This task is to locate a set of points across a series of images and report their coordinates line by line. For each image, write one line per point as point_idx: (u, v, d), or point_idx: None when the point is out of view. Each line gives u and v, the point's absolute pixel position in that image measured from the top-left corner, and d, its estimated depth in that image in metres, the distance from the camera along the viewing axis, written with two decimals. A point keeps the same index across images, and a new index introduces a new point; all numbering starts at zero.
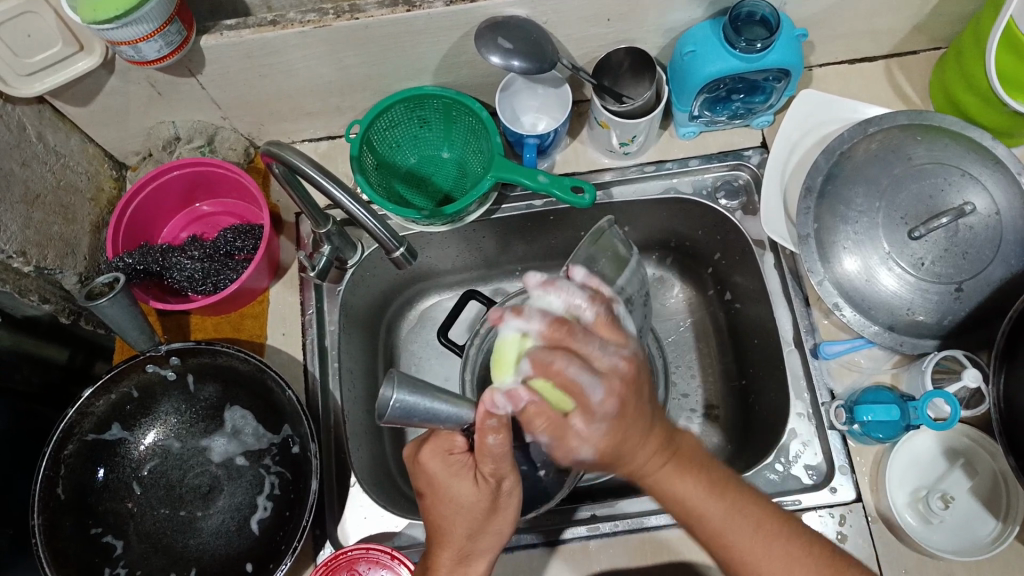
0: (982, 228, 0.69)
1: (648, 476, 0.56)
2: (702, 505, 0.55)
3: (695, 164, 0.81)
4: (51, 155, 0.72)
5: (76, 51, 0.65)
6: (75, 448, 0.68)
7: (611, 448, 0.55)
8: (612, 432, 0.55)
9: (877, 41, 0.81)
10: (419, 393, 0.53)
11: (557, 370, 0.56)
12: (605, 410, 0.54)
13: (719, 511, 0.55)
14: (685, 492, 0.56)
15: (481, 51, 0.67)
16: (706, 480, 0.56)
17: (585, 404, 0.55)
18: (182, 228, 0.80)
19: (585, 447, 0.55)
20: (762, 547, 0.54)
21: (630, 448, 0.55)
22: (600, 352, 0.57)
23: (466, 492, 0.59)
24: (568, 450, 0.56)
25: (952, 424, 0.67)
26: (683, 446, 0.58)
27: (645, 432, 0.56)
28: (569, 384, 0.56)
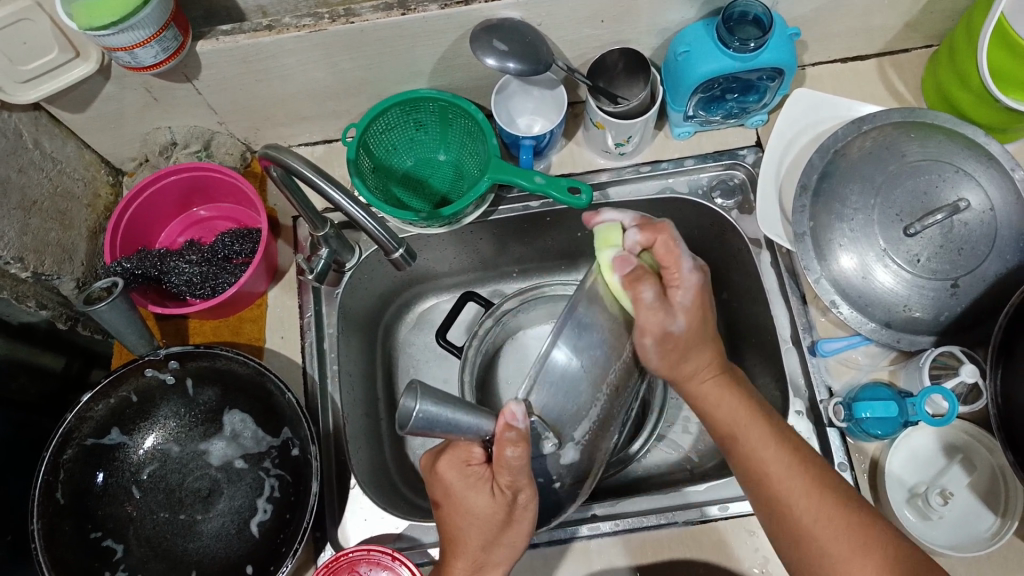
0: (978, 224, 0.69)
1: (696, 386, 0.62)
2: (746, 427, 0.60)
3: (691, 165, 0.81)
4: (47, 161, 0.73)
5: (72, 57, 0.65)
6: (74, 452, 0.68)
7: (696, 320, 0.59)
8: (693, 323, 0.59)
9: (868, 40, 0.81)
10: (442, 403, 0.53)
11: (662, 248, 0.58)
12: (693, 279, 0.59)
13: (768, 450, 0.59)
14: (731, 410, 0.61)
15: (476, 53, 0.68)
16: (757, 413, 0.61)
17: (676, 277, 0.58)
18: (179, 233, 0.80)
19: (677, 321, 0.58)
20: (792, 470, 0.58)
21: (701, 340, 0.60)
22: (689, 270, 0.58)
23: (483, 503, 0.59)
24: (660, 321, 0.57)
25: (950, 420, 0.67)
26: (733, 376, 0.64)
27: (707, 340, 0.61)
28: (669, 262, 0.58)
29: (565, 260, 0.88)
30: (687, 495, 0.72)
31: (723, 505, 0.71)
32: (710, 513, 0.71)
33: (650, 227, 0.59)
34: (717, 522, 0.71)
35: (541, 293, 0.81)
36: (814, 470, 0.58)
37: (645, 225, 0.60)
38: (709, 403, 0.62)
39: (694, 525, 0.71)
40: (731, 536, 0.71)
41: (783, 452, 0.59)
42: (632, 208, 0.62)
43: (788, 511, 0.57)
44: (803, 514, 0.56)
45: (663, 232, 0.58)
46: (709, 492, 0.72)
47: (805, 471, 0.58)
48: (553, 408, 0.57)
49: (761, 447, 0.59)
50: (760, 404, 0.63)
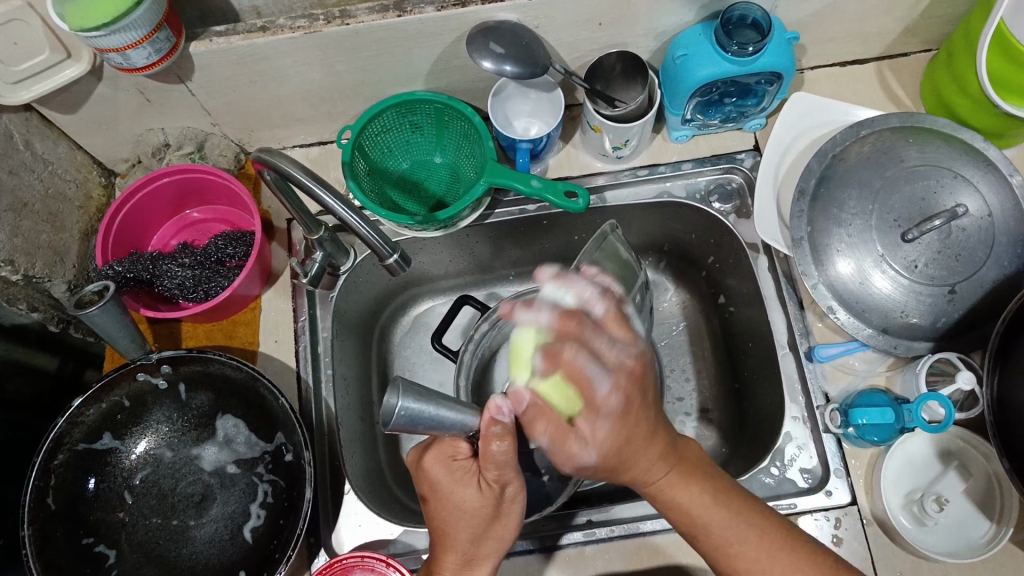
0: (975, 230, 0.69)
1: (648, 486, 0.58)
2: (708, 515, 0.57)
3: (688, 168, 0.81)
4: (39, 162, 0.72)
5: (63, 58, 0.64)
6: (65, 457, 0.67)
7: (613, 447, 0.57)
8: (613, 445, 0.57)
9: (867, 44, 0.81)
10: (426, 399, 0.53)
11: (569, 368, 0.61)
12: (610, 405, 0.58)
13: (723, 526, 0.56)
14: (691, 501, 0.57)
15: (473, 56, 0.68)
16: (712, 492, 0.58)
17: (592, 403, 0.59)
18: (173, 235, 0.79)
19: (588, 450, 0.58)
20: (768, 558, 0.55)
21: (639, 437, 0.58)
22: (608, 343, 0.62)
23: (470, 498, 0.59)
24: (569, 454, 0.58)
25: (946, 428, 0.68)
26: (686, 454, 0.60)
27: (642, 446, 0.58)
28: (581, 383, 0.60)
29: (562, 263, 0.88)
30: None
31: None
32: None
33: (555, 351, 0.62)
34: None
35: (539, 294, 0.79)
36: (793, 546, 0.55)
37: (568, 317, 0.63)
38: (665, 497, 0.58)
39: None
40: None
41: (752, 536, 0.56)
42: (582, 279, 0.65)
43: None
44: None
45: (566, 353, 0.61)
46: None
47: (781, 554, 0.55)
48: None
49: (726, 534, 0.56)
50: (722, 486, 0.59)
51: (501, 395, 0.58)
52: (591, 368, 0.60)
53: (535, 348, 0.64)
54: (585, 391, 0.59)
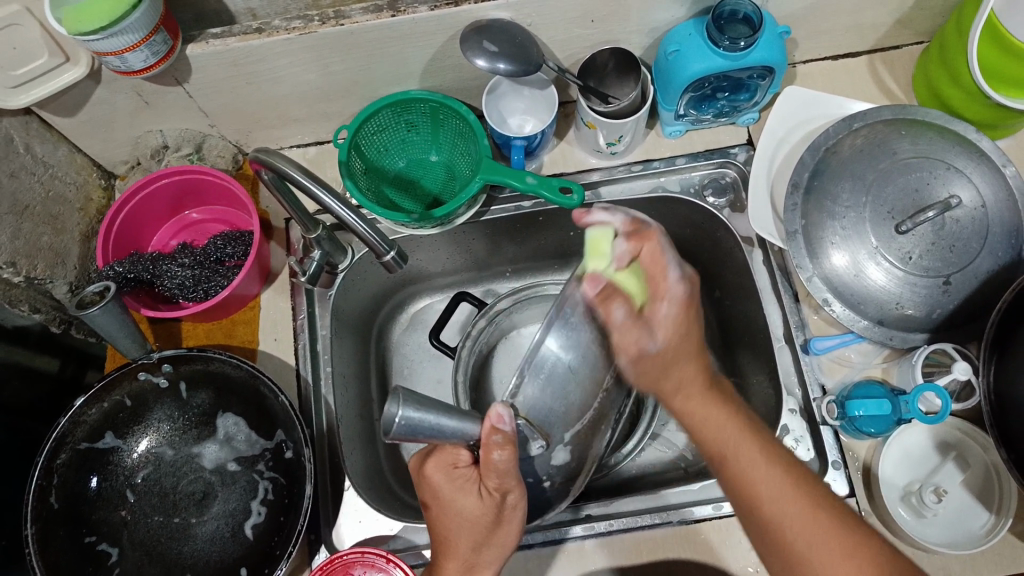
0: (969, 221, 0.70)
1: (684, 401, 0.62)
2: (740, 448, 0.58)
3: (683, 163, 0.81)
4: (39, 165, 0.73)
5: (62, 62, 0.65)
6: (67, 457, 0.68)
7: (675, 337, 0.60)
8: (672, 340, 0.60)
9: (859, 38, 0.81)
10: (425, 410, 0.53)
11: (648, 256, 0.61)
12: (678, 290, 0.60)
13: (750, 455, 0.58)
14: (723, 424, 0.60)
15: (466, 54, 0.68)
16: (747, 428, 0.60)
17: (661, 288, 0.60)
18: (172, 236, 0.80)
19: (655, 337, 0.60)
20: (788, 490, 0.56)
21: (681, 352, 0.61)
22: (674, 276, 0.60)
23: (472, 505, 0.60)
24: (636, 340, 0.59)
25: (943, 419, 0.67)
26: (722, 389, 0.63)
27: (692, 349, 0.61)
28: (653, 270, 0.61)
29: (558, 260, 0.88)
30: (682, 494, 0.72)
31: (717, 504, 0.71)
32: (703, 513, 0.71)
33: (638, 236, 0.61)
34: (709, 521, 0.71)
35: (534, 293, 0.81)
36: (805, 477, 0.58)
37: (634, 232, 0.61)
38: (698, 422, 0.61)
39: (688, 525, 0.71)
40: (725, 538, 0.71)
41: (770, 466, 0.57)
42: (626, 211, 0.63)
43: (773, 515, 0.56)
44: (800, 538, 0.54)
45: (650, 240, 0.60)
46: (702, 492, 0.72)
47: (791, 478, 0.57)
48: (542, 408, 0.59)
49: (751, 466, 0.57)
50: (752, 420, 0.61)
51: (504, 402, 0.58)
52: (669, 256, 0.60)
53: (615, 236, 0.61)
54: (652, 285, 0.61)
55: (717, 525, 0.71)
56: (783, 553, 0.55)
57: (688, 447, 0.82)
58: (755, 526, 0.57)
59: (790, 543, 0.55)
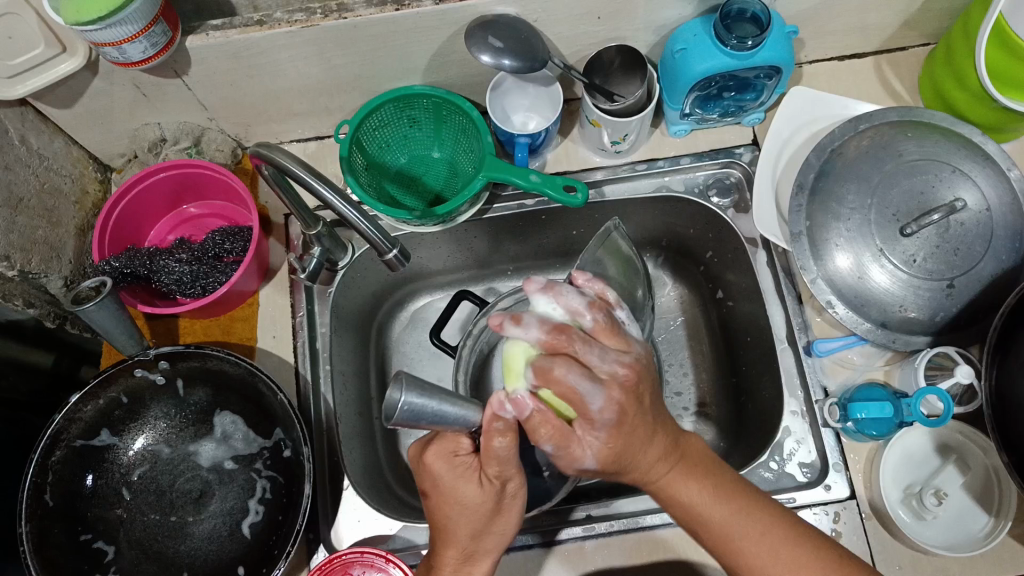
0: (974, 224, 0.69)
1: (654, 482, 0.58)
2: (719, 518, 0.56)
3: (687, 163, 0.80)
4: (34, 157, 0.71)
5: (59, 52, 0.64)
6: (63, 454, 0.67)
7: (613, 454, 0.56)
8: (609, 454, 0.55)
9: (866, 38, 0.81)
10: (427, 396, 0.51)
11: (561, 373, 0.53)
12: (603, 418, 0.54)
13: (727, 517, 0.56)
14: (693, 496, 0.57)
15: (471, 50, 0.67)
16: (719, 491, 0.57)
17: (589, 414, 0.54)
18: (170, 230, 0.79)
19: (589, 455, 0.56)
20: (774, 549, 0.54)
21: (636, 454, 0.56)
22: (598, 359, 0.55)
23: (473, 495, 0.58)
24: (574, 458, 0.56)
25: (945, 421, 0.67)
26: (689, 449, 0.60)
27: (644, 446, 0.56)
28: (571, 398, 0.54)
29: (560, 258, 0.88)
30: None
31: None
32: None
33: (561, 351, 0.54)
34: None
35: None
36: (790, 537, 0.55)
37: (554, 332, 0.55)
38: (670, 495, 0.58)
39: None
40: None
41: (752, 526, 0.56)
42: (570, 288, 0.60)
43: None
44: None
45: (556, 367, 0.53)
46: None
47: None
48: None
49: (733, 533, 0.55)
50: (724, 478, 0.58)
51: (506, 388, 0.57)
52: (587, 359, 0.54)
53: (532, 353, 0.56)
54: (575, 403, 0.54)
55: None
56: None
57: None
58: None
59: None
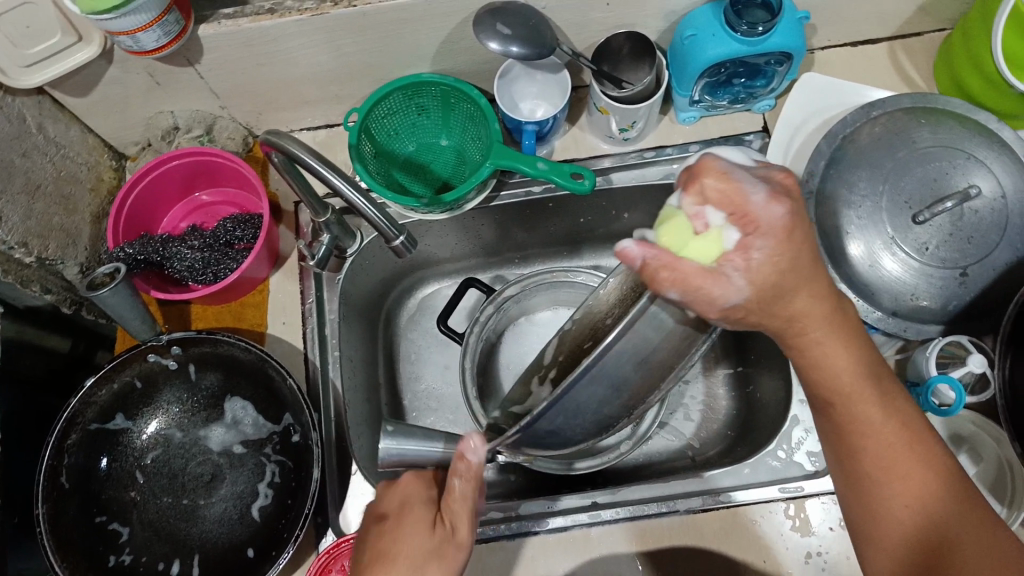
0: (988, 211, 0.68)
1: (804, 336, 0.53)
2: (847, 393, 0.53)
3: (696, 150, 0.80)
4: (51, 146, 0.73)
5: (75, 41, 0.65)
6: (78, 437, 0.69)
7: (780, 265, 0.48)
8: (779, 259, 0.48)
9: (880, 24, 0.79)
10: (626, 323, 0.46)
11: (716, 190, 0.49)
12: (772, 225, 0.48)
13: (867, 403, 0.53)
14: (843, 369, 0.53)
15: (479, 37, 0.66)
16: (868, 378, 0.53)
17: (748, 216, 0.48)
18: (182, 218, 0.80)
19: (739, 286, 0.48)
20: (902, 454, 0.53)
21: (802, 278, 0.49)
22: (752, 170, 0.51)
23: (421, 539, 0.53)
24: (716, 292, 0.47)
25: (957, 410, 0.66)
26: (845, 310, 0.54)
27: (809, 277, 0.50)
28: (737, 207, 0.48)
29: (568, 245, 0.88)
30: (692, 483, 0.72)
31: (725, 494, 0.71)
32: (712, 502, 0.71)
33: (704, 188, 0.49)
34: (717, 510, 0.71)
35: (540, 278, 0.80)
36: (923, 447, 0.53)
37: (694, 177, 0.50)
38: (815, 356, 0.53)
39: (695, 515, 0.71)
40: (730, 527, 0.70)
41: (894, 427, 0.53)
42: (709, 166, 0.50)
43: (877, 489, 0.53)
44: (905, 511, 0.52)
45: (704, 177, 0.49)
46: (711, 481, 0.72)
47: (935, 493, 0.52)
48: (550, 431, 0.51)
49: (870, 420, 0.53)
50: (873, 358, 0.55)
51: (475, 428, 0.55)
52: (739, 179, 0.49)
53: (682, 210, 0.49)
54: (741, 216, 0.48)
55: (724, 514, 0.71)
56: (873, 512, 0.54)
57: (696, 437, 0.82)
58: (855, 490, 0.55)
59: (883, 507, 0.53)
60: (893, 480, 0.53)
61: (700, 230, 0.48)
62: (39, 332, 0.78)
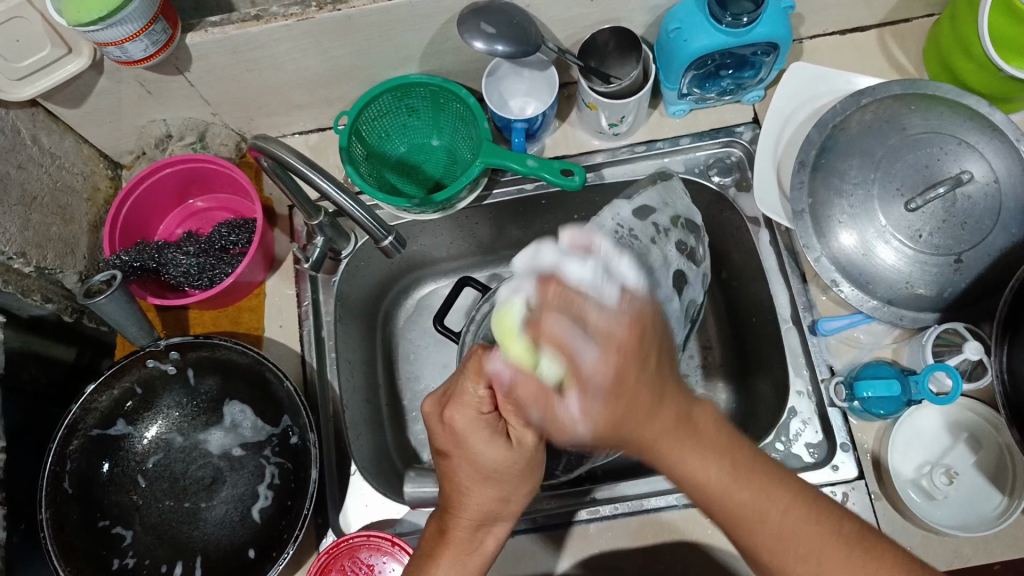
0: (981, 197, 0.68)
1: (670, 454, 0.49)
2: (721, 490, 0.48)
3: (687, 143, 0.80)
4: (46, 157, 0.74)
5: (64, 53, 0.66)
6: (79, 443, 0.69)
7: (609, 414, 0.48)
8: (611, 377, 0.48)
9: (868, 11, 0.79)
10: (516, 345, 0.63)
11: (555, 299, 0.51)
12: (596, 378, 0.48)
13: (745, 495, 0.48)
14: (707, 477, 0.49)
15: (464, 36, 0.67)
16: (737, 467, 0.49)
17: (570, 353, 0.49)
18: (178, 225, 0.81)
19: (576, 416, 0.49)
20: (796, 530, 0.48)
21: (645, 406, 0.48)
22: (610, 296, 0.50)
23: (498, 456, 0.55)
24: (558, 417, 0.50)
25: (955, 399, 0.66)
26: (694, 411, 0.50)
27: (653, 401, 0.48)
28: (558, 340, 0.49)
29: None
30: None
31: None
32: None
33: (548, 304, 0.51)
34: None
35: None
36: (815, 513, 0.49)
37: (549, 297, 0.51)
38: (679, 469, 0.49)
39: (693, 509, 0.71)
40: None
41: (781, 512, 0.48)
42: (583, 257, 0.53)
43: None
44: None
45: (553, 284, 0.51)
46: None
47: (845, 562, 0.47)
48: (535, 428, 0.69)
49: (757, 511, 0.48)
50: (738, 449, 0.50)
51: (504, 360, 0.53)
52: (581, 301, 0.50)
53: (520, 311, 0.52)
54: (563, 343, 0.49)
55: None
56: None
57: None
58: None
59: None
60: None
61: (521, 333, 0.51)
62: (44, 341, 0.79)
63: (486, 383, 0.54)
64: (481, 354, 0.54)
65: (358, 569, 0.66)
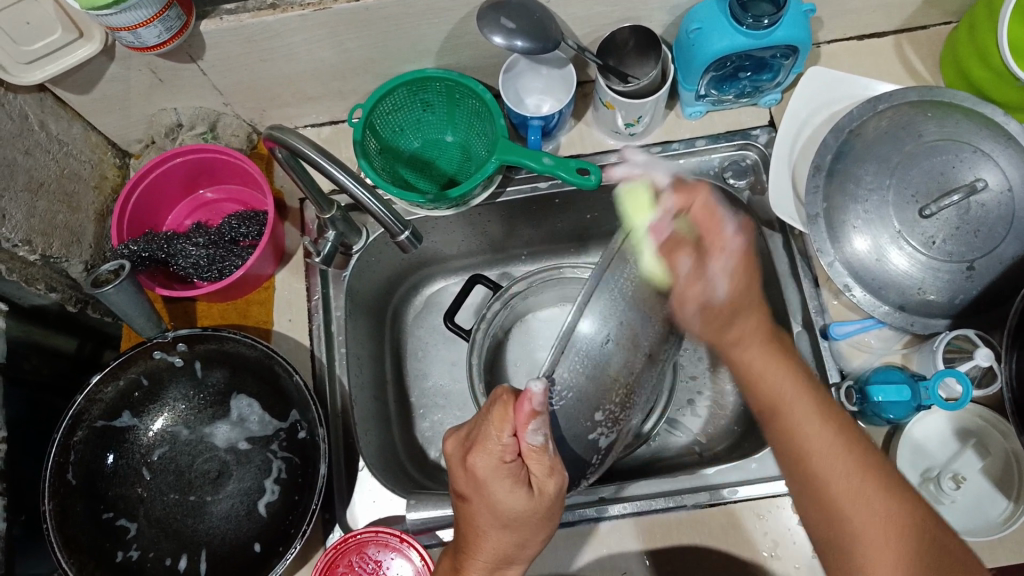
0: (995, 205, 0.67)
1: (740, 351, 0.62)
2: (785, 400, 0.59)
3: (702, 145, 0.80)
4: (53, 143, 0.72)
5: (75, 38, 0.64)
6: (84, 434, 0.68)
7: (740, 286, 0.60)
8: (733, 292, 0.60)
9: (886, 17, 0.79)
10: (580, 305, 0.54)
11: (700, 210, 0.60)
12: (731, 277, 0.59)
13: (804, 404, 0.58)
14: (782, 385, 0.60)
15: (483, 31, 0.66)
16: (806, 386, 0.59)
17: (718, 240, 0.60)
18: (186, 215, 0.80)
19: (719, 284, 0.60)
20: (839, 449, 0.56)
21: (745, 305, 0.61)
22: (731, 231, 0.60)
23: (518, 505, 0.54)
24: (702, 291, 0.59)
25: (963, 405, 0.66)
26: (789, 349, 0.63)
27: (754, 303, 0.62)
28: (709, 221, 0.59)
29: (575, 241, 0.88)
30: (697, 479, 0.72)
31: (732, 488, 0.71)
32: (719, 497, 0.71)
33: (687, 191, 0.60)
34: (726, 505, 0.71)
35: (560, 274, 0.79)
36: (860, 448, 0.56)
37: (682, 187, 0.60)
38: (754, 372, 0.61)
39: (700, 510, 0.71)
40: (737, 522, 0.70)
41: (831, 434, 0.57)
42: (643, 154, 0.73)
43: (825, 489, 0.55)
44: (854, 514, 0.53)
45: (698, 193, 0.59)
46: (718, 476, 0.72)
47: (872, 489, 0.54)
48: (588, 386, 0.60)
49: (804, 421, 0.57)
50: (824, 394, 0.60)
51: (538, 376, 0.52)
52: (722, 212, 0.60)
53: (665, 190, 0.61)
54: (709, 241, 0.60)
55: (733, 509, 0.71)
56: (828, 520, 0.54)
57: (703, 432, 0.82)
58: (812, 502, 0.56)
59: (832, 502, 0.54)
60: (839, 479, 0.54)
61: (655, 194, 0.62)
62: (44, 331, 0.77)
63: (512, 430, 0.53)
64: (508, 398, 0.53)
65: (365, 564, 0.66)
